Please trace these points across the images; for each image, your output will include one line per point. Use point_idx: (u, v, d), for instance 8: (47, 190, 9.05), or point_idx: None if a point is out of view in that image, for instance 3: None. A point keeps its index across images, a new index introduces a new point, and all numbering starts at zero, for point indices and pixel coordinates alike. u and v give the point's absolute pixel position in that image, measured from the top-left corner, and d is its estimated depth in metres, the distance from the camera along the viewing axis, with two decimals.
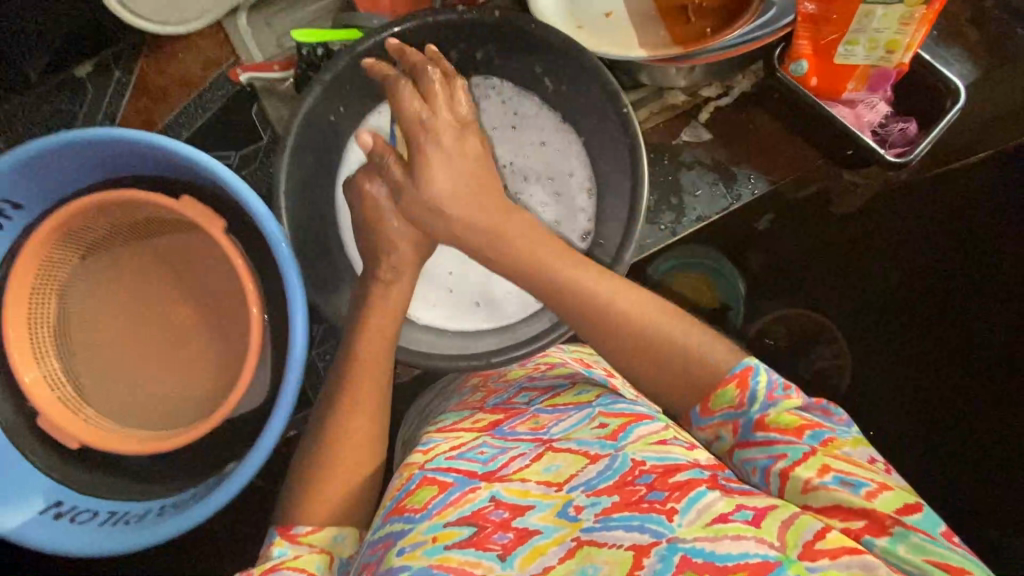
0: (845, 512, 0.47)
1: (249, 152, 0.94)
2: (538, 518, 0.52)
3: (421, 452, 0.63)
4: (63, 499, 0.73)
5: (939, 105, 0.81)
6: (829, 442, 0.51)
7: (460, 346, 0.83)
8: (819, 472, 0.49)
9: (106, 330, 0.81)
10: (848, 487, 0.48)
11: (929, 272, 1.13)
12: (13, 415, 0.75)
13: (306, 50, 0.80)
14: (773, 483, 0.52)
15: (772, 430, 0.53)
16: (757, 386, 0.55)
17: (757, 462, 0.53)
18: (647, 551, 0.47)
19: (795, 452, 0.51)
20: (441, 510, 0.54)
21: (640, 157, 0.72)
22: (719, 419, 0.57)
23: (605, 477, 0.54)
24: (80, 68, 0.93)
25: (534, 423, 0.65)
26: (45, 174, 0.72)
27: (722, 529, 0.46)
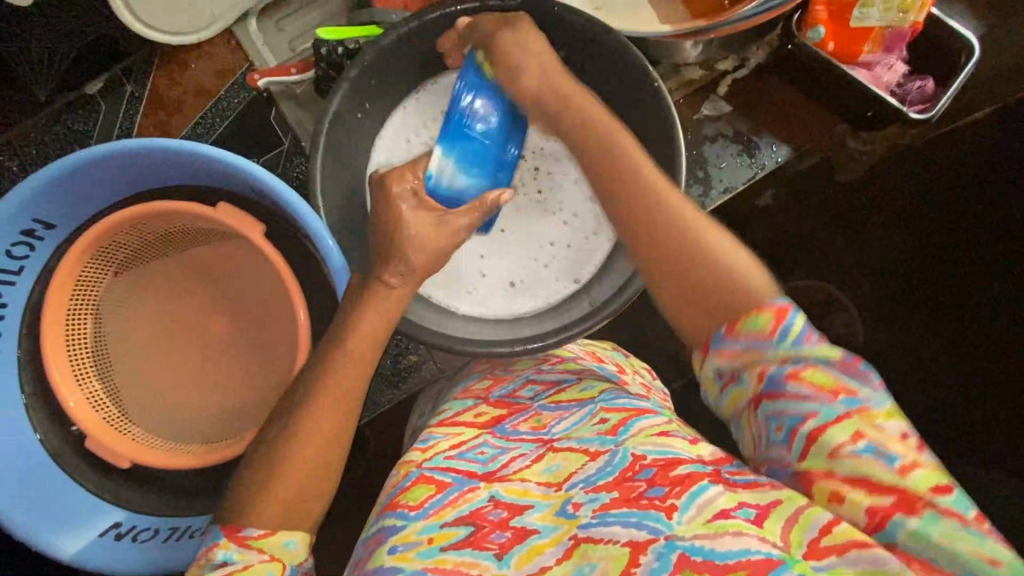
0: (873, 485, 0.46)
1: (271, 159, 0.93)
2: (536, 518, 0.54)
3: (421, 449, 0.66)
4: (121, 519, 0.73)
5: (953, 62, 0.83)
6: (866, 409, 0.47)
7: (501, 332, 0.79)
8: (851, 439, 0.47)
9: (142, 346, 0.80)
10: (880, 460, 0.46)
11: (952, 230, 1.12)
12: (59, 440, 0.74)
13: (326, 48, 0.79)
14: (797, 444, 0.49)
15: (805, 385, 0.49)
16: (792, 327, 0.50)
17: (783, 418, 0.49)
18: (644, 548, 0.47)
19: (827, 413, 0.48)
20: (438, 510, 0.57)
21: (676, 131, 0.72)
22: (739, 346, 0.52)
23: (604, 474, 0.55)
24: (91, 86, 0.92)
25: (535, 423, 0.67)
26: (73, 193, 0.70)
27: (723, 526, 0.47)
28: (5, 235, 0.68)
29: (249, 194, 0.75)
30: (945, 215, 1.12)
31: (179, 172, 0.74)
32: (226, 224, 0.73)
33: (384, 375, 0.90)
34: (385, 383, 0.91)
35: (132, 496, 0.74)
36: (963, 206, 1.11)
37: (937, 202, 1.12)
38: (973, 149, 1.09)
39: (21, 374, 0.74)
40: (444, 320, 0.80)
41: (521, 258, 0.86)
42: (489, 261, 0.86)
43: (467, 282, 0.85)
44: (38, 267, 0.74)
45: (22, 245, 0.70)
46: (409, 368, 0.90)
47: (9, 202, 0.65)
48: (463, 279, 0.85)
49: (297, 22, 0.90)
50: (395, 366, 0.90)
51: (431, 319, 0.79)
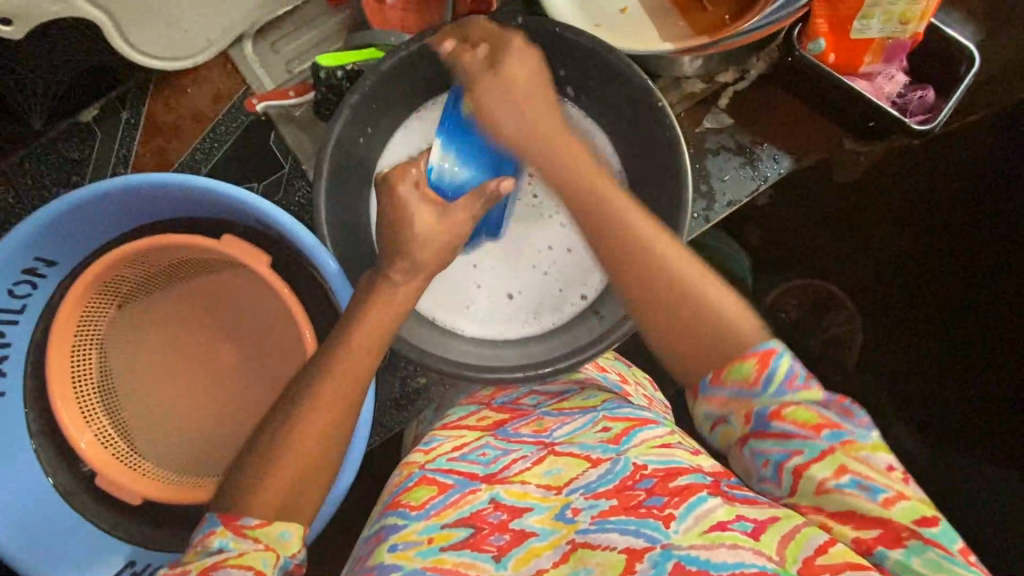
0: (859, 519, 0.46)
1: (271, 184, 0.92)
2: (535, 521, 0.55)
3: (423, 450, 0.66)
4: (136, 557, 0.72)
5: (954, 71, 0.84)
6: (850, 442, 0.48)
7: (507, 353, 0.79)
8: (834, 474, 0.48)
9: (148, 379, 0.79)
10: (863, 493, 0.47)
11: (960, 232, 1.11)
12: (69, 478, 0.74)
13: (326, 73, 0.79)
14: (785, 479, 0.50)
15: (788, 423, 0.50)
16: (777, 369, 0.51)
17: (770, 454, 0.50)
18: (641, 556, 0.49)
19: (812, 449, 0.49)
20: (439, 511, 0.57)
21: (682, 150, 0.72)
22: (728, 393, 0.53)
23: (606, 481, 0.56)
24: (86, 113, 0.90)
25: (537, 426, 0.67)
26: (72, 231, 0.69)
27: (718, 537, 0.48)
28: (7, 275, 0.67)
29: (253, 225, 0.74)
30: (950, 218, 1.11)
31: (175, 205, 0.73)
32: (231, 256, 0.73)
33: (393, 399, 0.89)
34: (394, 407, 0.89)
35: (147, 533, 0.73)
36: (966, 208, 1.10)
37: (941, 205, 1.11)
38: (973, 151, 1.09)
39: (27, 413, 0.73)
40: (449, 342, 0.79)
41: (523, 273, 0.85)
42: (491, 276, 0.85)
43: (470, 299, 0.84)
44: (41, 304, 0.73)
45: (24, 284, 0.69)
46: (417, 392, 0.89)
47: (9, 243, 0.65)
48: (466, 296, 0.84)
49: (295, 42, 0.89)
50: (404, 390, 0.89)
51: (435, 343, 0.78)
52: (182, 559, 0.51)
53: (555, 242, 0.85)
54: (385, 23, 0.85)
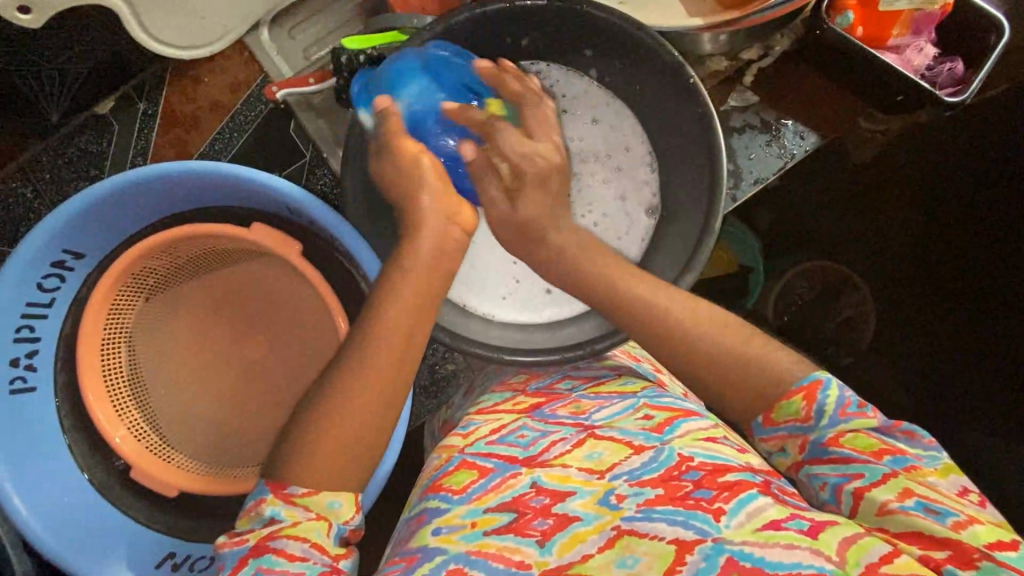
0: (926, 541, 0.45)
1: (293, 171, 0.92)
2: (578, 505, 0.53)
3: (461, 434, 0.65)
4: (176, 549, 0.72)
5: (982, 41, 0.83)
6: (915, 467, 0.48)
7: (542, 338, 0.77)
8: (899, 496, 0.47)
9: (179, 372, 0.78)
10: (931, 515, 0.45)
11: (986, 206, 1.09)
12: (103, 473, 0.73)
13: (348, 57, 0.77)
14: (845, 501, 0.50)
15: (846, 447, 0.50)
16: (827, 403, 0.51)
17: (827, 478, 0.51)
18: (690, 548, 0.47)
19: (872, 473, 0.48)
20: (481, 495, 0.56)
21: (715, 126, 0.71)
22: (783, 432, 0.53)
23: (649, 470, 0.54)
24: (102, 105, 0.89)
25: (574, 408, 0.66)
26: (100, 222, 0.68)
27: (773, 536, 0.46)
28: (36, 269, 0.66)
29: (282, 213, 0.73)
30: (976, 192, 1.09)
31: (199, 194, 0.71)
32: (261, 245, 0.72)
33: (423, 386, 0.90)
34: (423, 393, 0.90)
35: (188, 526, 0.73)
36: (992, 182, 1.09)
37: (966, 180, 1.09)
38: (999, 124, 1.07)
39: (60, 407, 0.72)
40: (477, 327, 0.78)
41: None
42: (523, 265, 0.84)
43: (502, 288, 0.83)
44: (69, 297, 0.72)
45: (53, 278, 0.69)
46: (447, 377, 0.90)
47: (38, 236, 0.64)
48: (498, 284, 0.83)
49: (311, 29, 0.88)
50: (434, 376, 0.90)
51: (464, 326, 0.77)
52: (239, 524, 0.52)
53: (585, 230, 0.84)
54: (407, 6, 0.84)
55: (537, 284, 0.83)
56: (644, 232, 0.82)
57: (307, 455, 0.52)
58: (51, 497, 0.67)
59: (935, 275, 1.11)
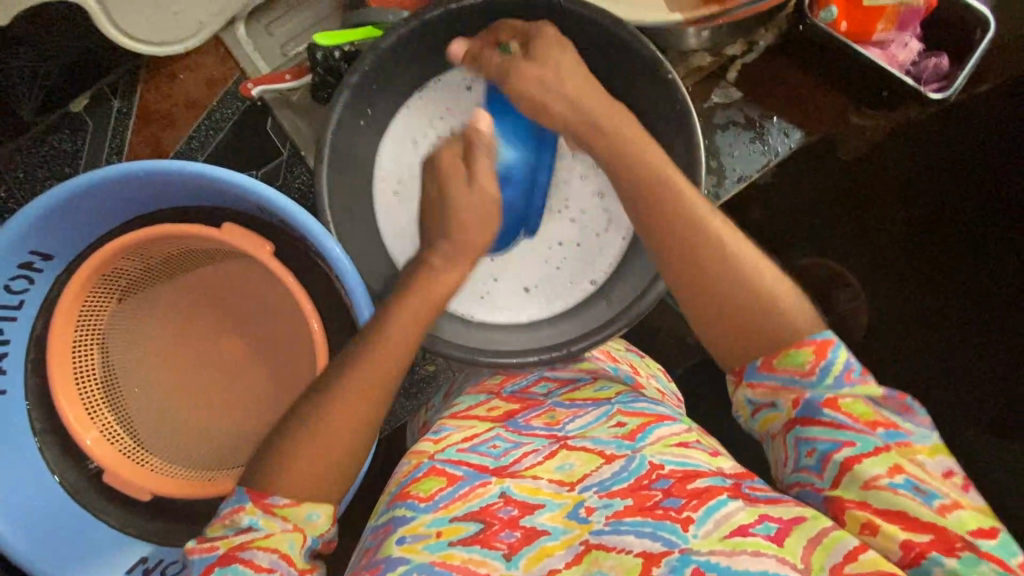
0: (908, 520, 0.45)
1: (270, 170, 0.90)
2: (546, 519, 0.53)
3: (432, 440, 0.63)
4: (148, 553, 0.71)
5: (968, 37, 0.81)
6: (907, 444, 0.47)
7: (523, 340, 0.76)
8: (890, 471, 0.46)
9: (153, 373, 0.77)
10: (919, 496, 0.45)
11: (976, 204, 1.08)
12: (75, 476, 0.72)
13: (322, 52, 0.76)
14: (830, 471, 0.48)
15: (842, 413, 0.48)
16: (835, 362, 0.50)
17: (817, 444, 0.49)
18: (657, 561, 0.47)
19: (865, 443, 0.47)
20: (448, 504, 0.55)
21: (693, 128, 0.70)
22: (777, 379, 0.52)
23: (620, 479, 0.54)
24: (76, 103, 0.88)
25: (549, 418, 0.65)
26: (68, 223, 0.67)
27: (740, 544, 0.46)
28: (1, 271, 0.65)
29: (254, 212, 0.72)
30: (966, 189, 1.08)
31: (170, 195, 0.70)
32: (234, 246, 0.71)
33: (402, 388, 0.89)
34: (403, 395, 0.90)
35: (160, 529, 0.72)
36: (981, 180, 1.07)
37: (957, 177, 1.08)
38: (989, 120, 1.06)
39: (31, 410, 0.71)
40: (451, 327, 0.75)
41: (533, 262, 0.82)
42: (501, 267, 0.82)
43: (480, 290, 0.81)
44: (39, 299, 0.71)
45: (21, 279, 0.68)
46: (428, 377, 0.89)
47: (2, 235, 0.63)
48: (475, 286, 0.81)
49: (286, 25, 0.86)
50: (413, 377, 0.89)
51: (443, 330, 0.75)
52: (210, 530, 0.51)
53: (563, 228, 0.82)
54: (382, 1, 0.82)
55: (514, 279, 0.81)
56: (625, 233, 0.80)
57: (275, 457, 0.52)
58: (21, 500, 0.67)
59: (925, 271, 1.09)
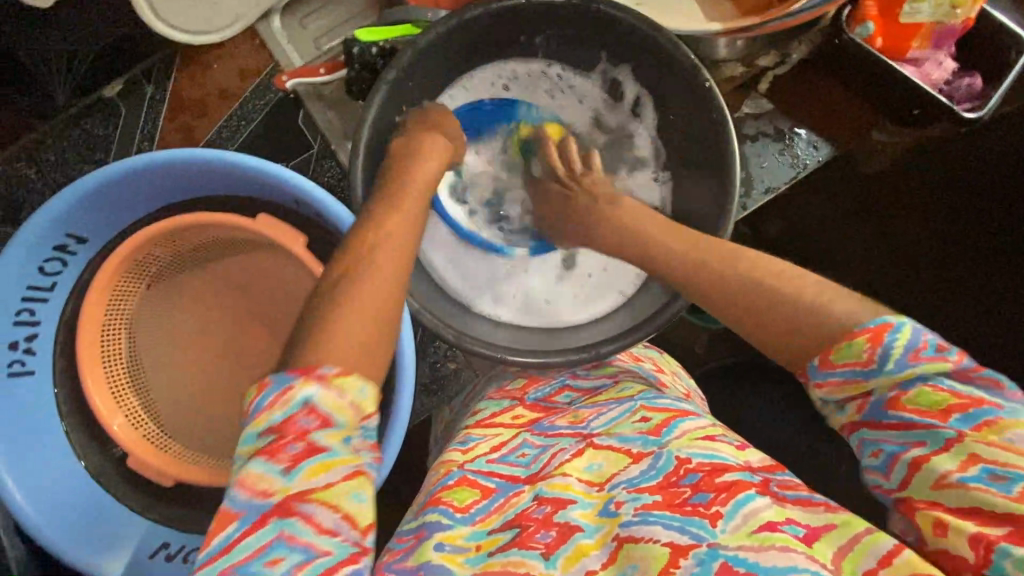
0: (985, 517, 0.40)
1: (300, 163, 0.91)
2: (580, 516, 0.52)
3: (461, 449, 0.63)
4: (170, 540, 0.71)
5: (1003, 58, 0.82)
6: (990, 424, 0.41)
7: (540, 342, 0.75)
8: (962, 465, 0.41)
9: (178, 360, 0.77)
10: (996, 486, 0.40)
11: None
12: (99, 461, 0.72)
13: (360, 49, 0.76)
14: (897, 472, 0.45)
15: (909, 412, 0.44)
16: (896, 346, 0.45)
17: (884, 445, 0.46)
18: (685, 552, 0.46)
19: (936, 439, 0.43)
20: (484, 516, 0.55)
21: (730, 138, 0.70)
22: (840, 376, 0.47)
23: (649, 477, 0.53)
24: (110, 88, 0.88)
25: (573, 418, 0.66)
26: (102, 209, 0.68)
27: (768, 539, 0.45)
28: (36, 252, 0.65)
29: (290, 205, 0.72)
30: None
31: (200, 183, 0.70)
32: (266, 236, 0.71)
33: (423, 384, 0.90)
34: (423, 392, 0.90)
35: (182, 516, 0.72)
36: None
37: None
38: None
39: (58, 392, 0.72)
40: (480, 329, 0.76)
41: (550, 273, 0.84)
42: (520, 275, 0.84)
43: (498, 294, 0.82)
44: (71, 282, 0.71)
45: (55, 261, 0.68)
46: (449, 375, 0.89)
47: (41, 216, 0.63)
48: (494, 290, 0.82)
49: (323, 18, 0.87)
50: (435, 374, 0.89)
51: (457, 321, 0.75)
52: (255, 427, 0.41)
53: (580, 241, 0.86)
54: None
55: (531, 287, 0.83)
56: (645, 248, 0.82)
57: None
58: (46, 481, 0.67)
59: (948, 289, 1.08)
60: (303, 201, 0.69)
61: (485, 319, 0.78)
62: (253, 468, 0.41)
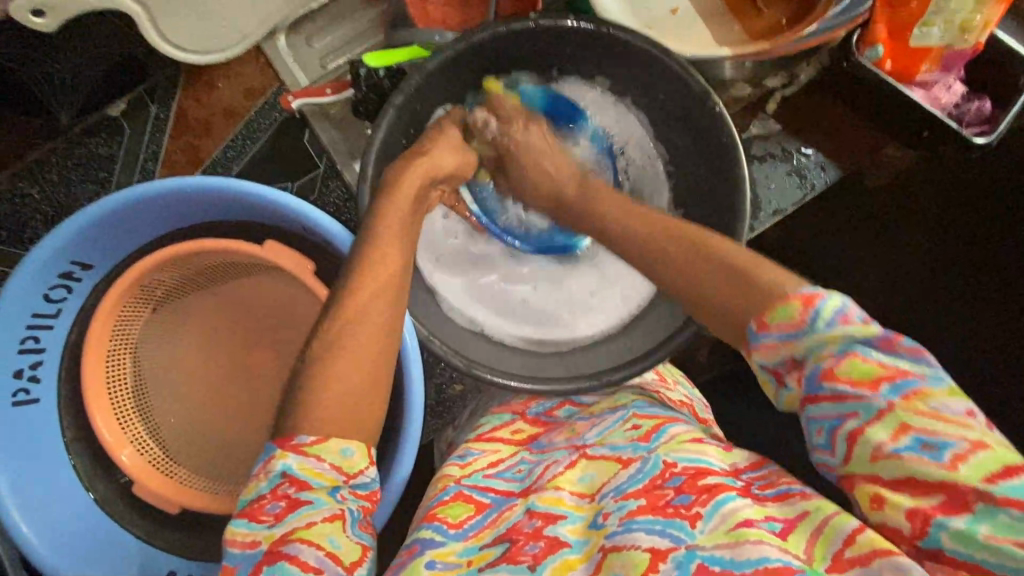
0: (918, 487, 0.40)
1: (305, 183, 0.90)
2: (568, 531, 0.51)
3: (459, 464, 0.63)
4: (177, 568, 0.71)
5: (1012, 81, 0.82)
6: (918, 392, 0.41)
7: (534, 364, 0.75)
8: (894, 434, 0.41)
9: (182, 384, 0.77)
10: (928, 455, 0.40)
11: None
12: (105, 487, 0.72)
13: (367, 70, 0.75)
14: (840, 447, 0.43)
15: (843, 383, 0.42)
16: (826, 308, 0.44)
17: (824, 420, 0.44)
18: (664, 557, 0.45)
19: (869, 410, 0.42)
20: (477, 532, 0.54)
21: (740, 163, 0.69)
22: (777, 339, 0.45)
23: (636, 481, 0.52)
24: (114, 108, 0.88)
25: (570, 432, 0.65)
26: (104, 238, 0.67)
27: (743, 534, 0.44)
28: (42, 279, 0.65)
29: (298, 232, 0.71)
30: None
31: (198, 209, 0.69)
32: (272, 262, 0.70)
33: (429, 405, 0.90)
34: (428, 413, 0.90)
35: (189, 542, 0.72)
36: None
37: None
38: None
39: (62, 419, 0.71)
40: (487, 353, 0.74)
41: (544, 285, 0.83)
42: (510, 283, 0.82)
43: (487, 296, 0.80)
44: (76, 308, 0.71)
45: (60, 288, 0.67)
46: (455, 398, 0.90)
47: (47, 245, 0.63)
48: (484, 293, 0.80)
49: (328, 37, 0.86)
50: (440, 396, 0.90)
51: (452, 337, 0.74)
52: (246, 492, 0.48)
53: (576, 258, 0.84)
54: (426, 19, 0.82)
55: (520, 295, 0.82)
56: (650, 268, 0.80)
57: None
58: (52, 509, 0.66)
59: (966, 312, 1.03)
60: (303, 223, 0.68)
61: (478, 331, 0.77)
62: (240, 527, 0.46)
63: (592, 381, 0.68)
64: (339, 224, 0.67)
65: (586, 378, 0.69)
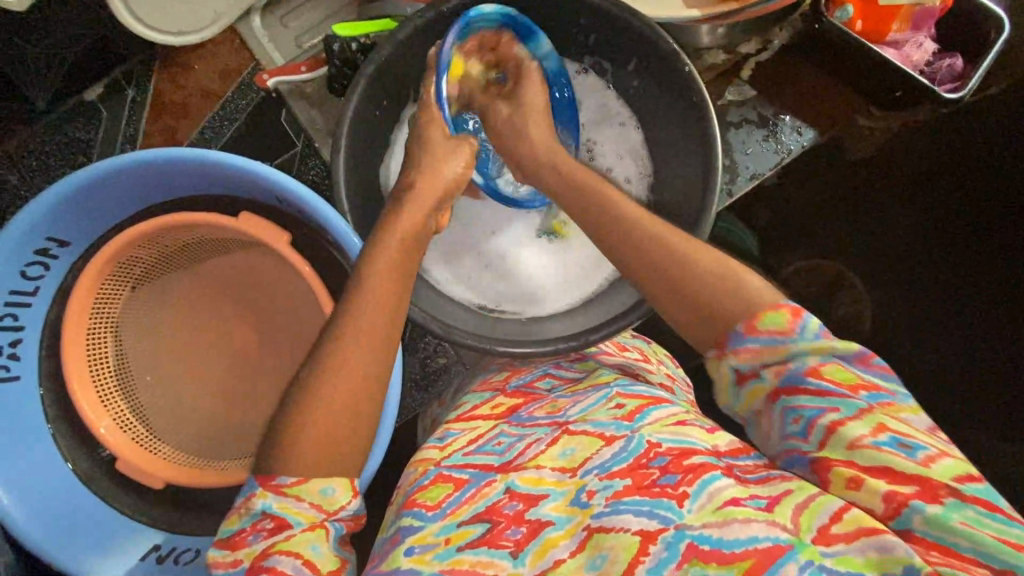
0: (893, 476, 0.41)
1: (284, 161, 0.91)
2: (551, 509, 0.49)
3: (438, 446, 0.60)
4: (161, 542, 0.71)
5: (983, 36, 0.82)
6: (888, 402, 0.44)
7: (505, 329, 0.74)
8: (873, 430, 0.42)
9: (163, 362, 0.77)
10: (903, 451, 0.41)
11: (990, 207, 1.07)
12: (89, 463, 0.72)
13: (339, 44, 0.76)
14: (815, 434, 0.45)
15: (825, 379, 0.45)
16: (812, 321, 0.46)
17: (803, 410, 0.45)
18: (654, 538, 0.44)
19: (848, 406, 0.44)
20: (455, 509, 0.52)
21: (711, 124, 0.69)
22: (761, 344, 0.47)
23: (620, 459, 0.50)
24: (91, 92, 0.88)
25: (551, 408, 0.62)
26: (79, 213, 0.67)
27: (730, 513, 0.43)
28: (18, 256, 0.65)
29: (272, 203, 0.72)
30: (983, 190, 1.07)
31: (169, 182, 0.69)
32: (249, 234, 0.70)
33: (414, 379, 0.90)
34: (414, 386, 0.91)
35: (170, 518, 0.72)
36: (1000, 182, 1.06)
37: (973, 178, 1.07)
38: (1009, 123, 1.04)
39: (43, 397, 0.71)
40: (461, 318, 0.74)
41: (519, 264, 0.82)
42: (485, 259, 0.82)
43: (456, 266, 0.81)
44: (54, 286, 0.71)
45: (36, 266, 0.68)
46: (439, 370, 0.90)
47: (22, 220, 0.63)
48: (455, 264, 0.81)
49: (303, 16, 0.85)
50: (425, 369, 0.90)
51: (426, 299, 0.74)
52: (228, 524, 0.48)
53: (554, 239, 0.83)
54: None
55: (493, 272, 0.82)
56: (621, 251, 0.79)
57: None
58: (32, 486, 0.66)
59: (949, 276, 1.03)
60: (277, 193, 0.68)
61: (447, 297, 0.77)
62: (221, 551, 0.48)
63: (567, 343, 0.68)
64: (308, 189, 0.67)
65: (561, 340, 0.69)
